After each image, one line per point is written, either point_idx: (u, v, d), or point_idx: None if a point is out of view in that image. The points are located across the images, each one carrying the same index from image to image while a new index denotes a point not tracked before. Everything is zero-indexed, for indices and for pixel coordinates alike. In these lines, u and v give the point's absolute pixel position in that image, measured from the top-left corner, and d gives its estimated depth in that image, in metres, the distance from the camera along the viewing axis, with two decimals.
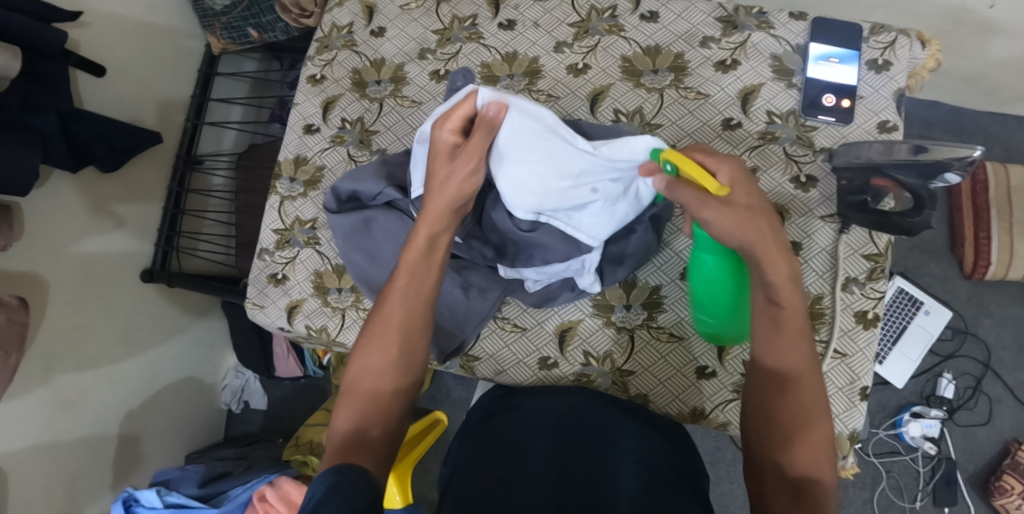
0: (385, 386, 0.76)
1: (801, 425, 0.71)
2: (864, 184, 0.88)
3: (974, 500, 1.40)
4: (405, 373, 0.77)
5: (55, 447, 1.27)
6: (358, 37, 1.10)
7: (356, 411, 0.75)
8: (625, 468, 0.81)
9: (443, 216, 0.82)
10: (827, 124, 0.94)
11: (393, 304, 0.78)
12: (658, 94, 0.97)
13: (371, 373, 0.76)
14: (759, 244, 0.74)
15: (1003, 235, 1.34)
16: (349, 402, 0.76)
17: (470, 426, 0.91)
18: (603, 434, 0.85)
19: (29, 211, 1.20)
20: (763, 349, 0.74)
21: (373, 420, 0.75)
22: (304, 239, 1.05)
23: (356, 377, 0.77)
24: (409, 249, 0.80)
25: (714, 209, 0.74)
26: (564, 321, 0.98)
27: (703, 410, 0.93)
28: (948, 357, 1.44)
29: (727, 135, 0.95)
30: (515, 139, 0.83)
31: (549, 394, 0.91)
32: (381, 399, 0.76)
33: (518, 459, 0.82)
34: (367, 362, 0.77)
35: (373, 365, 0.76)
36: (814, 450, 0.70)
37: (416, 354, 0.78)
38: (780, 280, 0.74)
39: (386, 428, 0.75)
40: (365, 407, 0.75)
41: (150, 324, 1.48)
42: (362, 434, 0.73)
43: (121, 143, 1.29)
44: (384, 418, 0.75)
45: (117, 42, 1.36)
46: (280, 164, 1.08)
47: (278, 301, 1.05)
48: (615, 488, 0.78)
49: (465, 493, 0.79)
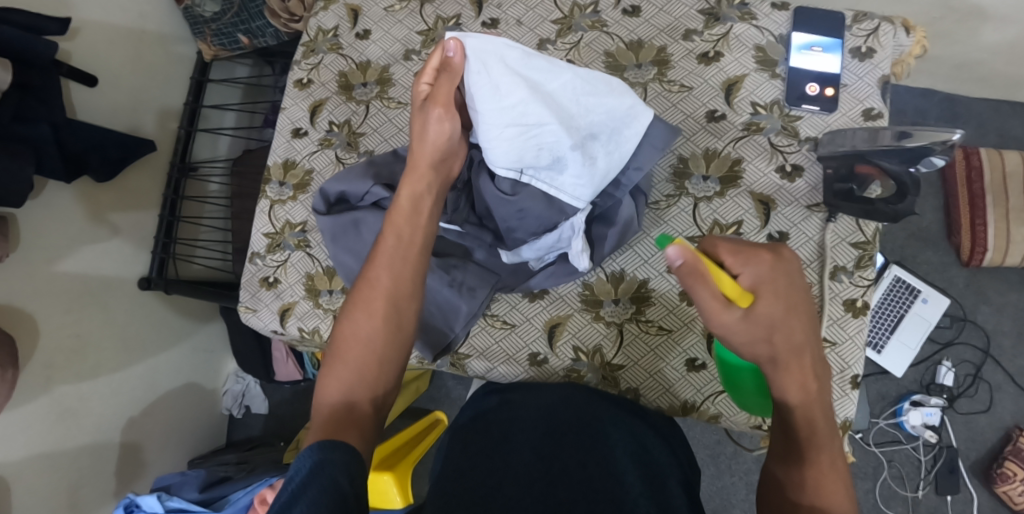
0: (375, 353, 0.77)
1: (808, 437, 0.73)
2: (849, 172, 0.88)
3: (977, 488, 1.39)
4: (393, 338, 0.78)
5: (57, 455, 1.28)
6: (344, 40, 1.11)
7: (345, 381, 0.76)
8: (619, 455, 0.81)
9: (425, 174, 0.84)
10: (812, 113, 0.94)
11: (381, 271, 0.80)
12: (641, 88, 0.98)
13: (358, 339, 0.77)
14: (776, 354, 0.73)
15: (1000, 221, 1.33)
16: (338, 370, 0.76)
17: (462, 420, 0.92)
18: (592, 422, 0.85)
19: (25, 223, 1.21)
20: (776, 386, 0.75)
21: (361, 388, 0.76)
22: (295, 242, 1.06)
23: (344, 343, 0.77)
24: (395, 214, 0.83)
25: (735, 318, 0.72)
26: (552, 316, 0.98)
27: (693, 403, 0.92)
28: (947, 345, 1.43)
29: (711, 127, 0.95)
30: (482, 83, 0.83)
31: (539, 388, 0.92)
32: (370, 366, 0.76)
33: (507, 451, 0.83)
34: (355, 329, 0.78)
35: (362, 331, 0.77)
36: (830, 474, 0.72)
37: (405, 322, 0.79)
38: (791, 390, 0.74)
39: (373, 398, 0.75)
40: (352, 376, 0.76)
41: (149, 331, 1.49)
42: (351, 405, 0.74)
43: (114, 153, 1.31)
44: (372, 387, 0.76)
45: (108, 52, 1.37)
46: (269, 169, 1.09)
47: (270, 304, 1.05)
48: (616, 476, 0.78)
49: (457, 489, 0.79)
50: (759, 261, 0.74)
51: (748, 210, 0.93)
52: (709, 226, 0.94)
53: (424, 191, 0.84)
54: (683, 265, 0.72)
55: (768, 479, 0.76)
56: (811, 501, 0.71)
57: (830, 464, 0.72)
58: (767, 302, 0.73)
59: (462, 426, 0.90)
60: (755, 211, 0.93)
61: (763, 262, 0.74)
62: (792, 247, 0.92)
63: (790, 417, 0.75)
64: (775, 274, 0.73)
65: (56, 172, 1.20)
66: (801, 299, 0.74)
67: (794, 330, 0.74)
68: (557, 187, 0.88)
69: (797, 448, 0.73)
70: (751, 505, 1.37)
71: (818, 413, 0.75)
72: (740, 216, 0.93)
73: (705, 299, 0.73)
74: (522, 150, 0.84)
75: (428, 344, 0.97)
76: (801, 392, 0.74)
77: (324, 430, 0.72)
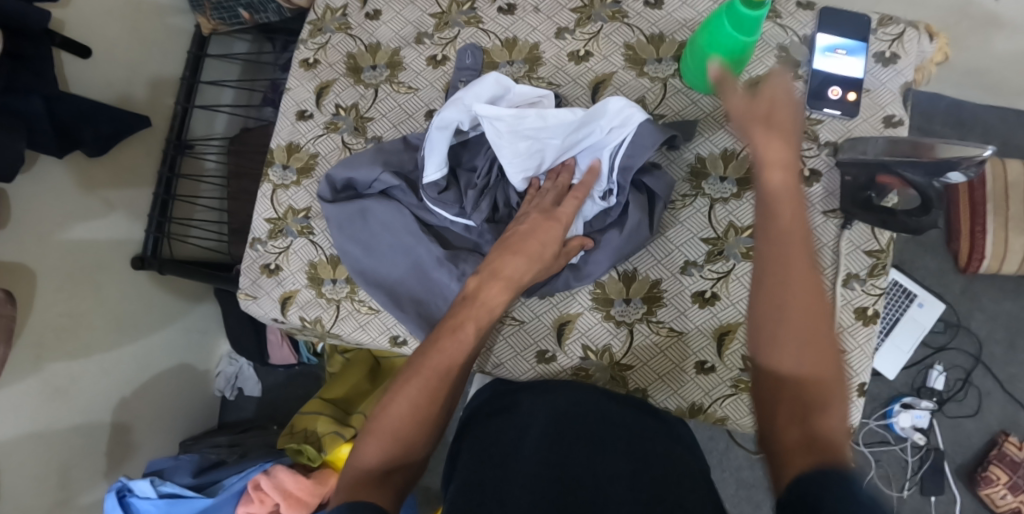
0: (414, 427, 0.75)
1: (814, 386, 0.65)
2: (868, 181, 0.87)
3: (961, 490, 1.43)
4: (434, 420, 0.77)
5: (46, 435, 1.26)
6: (353, 20, 1.06)
7: (383, 448, 0.74)
8: (626, 461, 0.78)
9: (510, 280, 0.84)
10: (833, 117, 0.92)
11: (451, 358, 0.78)
12: (661, 83, 0.94)
13: (403, 415, 0.75)
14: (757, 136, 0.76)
15: (1000, 230, 1.33)
16: (377, 438, 0.74)
17: (470, 423, 0.90)
18: (602, 430, 0.83)
19: (14, 198, 1.18)
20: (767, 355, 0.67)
21: (397, 456, 0.74)
22: (298, 229, 1.02)
23: (386, 418, 0.75)
24: (474, 305, 0.82)
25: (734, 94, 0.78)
26: (563, 314, 0.95)
27: (701, 405, 0.91)
28: (940, 350, 1.44)
29: (730, 127, 0.93)
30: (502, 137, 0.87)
31: (547, 392, 0.89)
32: (405, 440, 0.75)
33: (513, 454, 0.80)
34: (398, 409, 0.76)
35: (407, 411, 0.75)
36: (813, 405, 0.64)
37: (447, 407, 0.78)
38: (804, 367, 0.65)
39: (406, 472, 0.74)
40: (389, 446, 0.74)
41: (142, 310, 1.46)
42: (386, 474, 0.73)
43: (108, 128, 1.29)
44: (407, 460, 0.75)
45: (103, 22, 1.34)
46: (272, 151, 1.04)
47: (271, 292, 1.02)
48: (618, 481, 0.75)
49: (469, 494, 0.76)
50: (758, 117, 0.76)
51: None
52: (724, 228, 0.92)
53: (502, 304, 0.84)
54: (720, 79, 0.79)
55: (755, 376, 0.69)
56: (783, 410, 0.65)
57: (799, 347, 0.66)
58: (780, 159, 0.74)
59: (466, 436, 0.86)
60: None
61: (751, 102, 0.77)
62: None
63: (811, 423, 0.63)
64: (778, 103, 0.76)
65: (49, 147, 1.19)
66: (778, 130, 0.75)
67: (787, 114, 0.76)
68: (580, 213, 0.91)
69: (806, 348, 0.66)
70: (742, 500, 1.40)
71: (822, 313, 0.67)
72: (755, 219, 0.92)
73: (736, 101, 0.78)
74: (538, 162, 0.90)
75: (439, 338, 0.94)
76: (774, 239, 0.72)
77: (350, 491, 0.70)
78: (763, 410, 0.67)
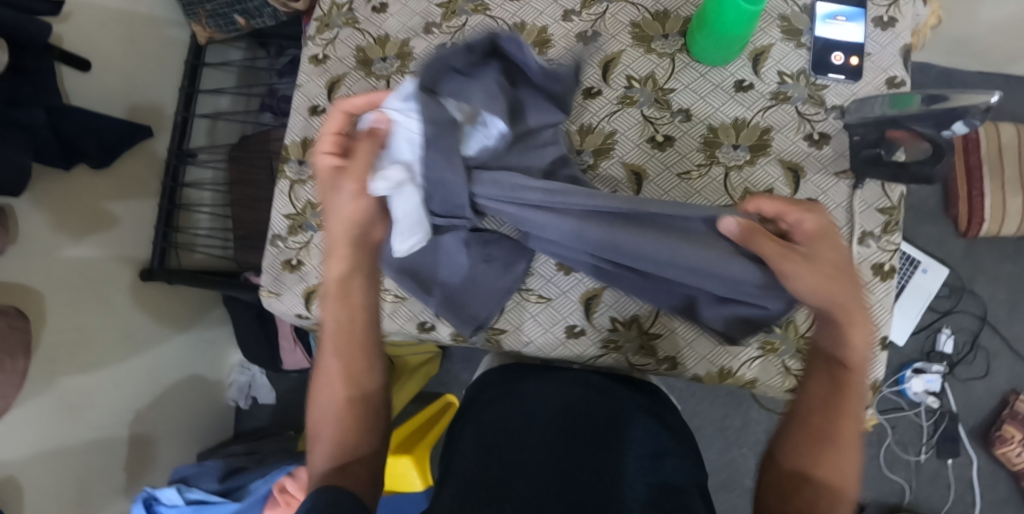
0: (345, 426, 0.84)
1: (813, 442, 0.80)
2: (878, 137, 0.89)
3: (976, 450, 1.48)
4: (365, 413, 0.85)
5: (63, 452, 1.26)
6: (359, 14, 1.07)
7: (330, 451, 0.82)
8: (631, 462, 0.82)
9: (347, 253, 0.83)
10: (837, 82, 0.95)
11: (333, 355, 0.85)
12: (669, 59, 0.96)
13: (330, 418, 0.84)
14: (838, 308, 0.77)
15: (997, 192, 1.37)
16: (321, 446, 0.83)
17: (476, 403, 0.92)
18: (609, 428, 0.85)
19: (21, 212, 1.18)
20: (784, 453, 0.82)
21: (346, 456, 0.82)
22: (317, 223, 1.02)
23: (319, 425, 0.84)
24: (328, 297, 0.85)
25: (794, 263, 0.75)
26: (589, 288, 0.95)
27: (730, 369, 0.93)
28: (946, 314, 1.48)
29: (739, 97, 0.95)
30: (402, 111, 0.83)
31: (552, 383, 0.90)
32: (345, 438, 0.83)
33: (518, 453, 0.83)
34: (326, 416, 0.84)
35: (332, 415, 0.84)
36: (829, 488, 0.78)
37: (369, 397, 0.86)
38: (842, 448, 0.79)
39: (362, 464, 0.83)
40: (332, 447, 0.83)
41: (151, 322, 1.45)
42: (341, 471, 0.81)
43: (110, 138, 1.31)
44: (357, 455, 0.83)
45: (98, 34, 1.33)
46: (286, 148, 1.04)
47: (294, 288, 1.02)
48: (621, 477, 0.80)
49: (480, 489, 0.79)
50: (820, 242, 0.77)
51: (778, 179, 0.93)
52: (741, 195, 0.93)
53: (344, 267, 0.83)
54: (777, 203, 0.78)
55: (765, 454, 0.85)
56: (787, 470, 0.81)
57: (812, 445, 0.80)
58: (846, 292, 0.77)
59: (473, 419, 0.89)
60: (785, 179, 0.93)
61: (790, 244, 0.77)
62: None
63: (812, 477, 0.79)
64: (830, 240, 0.77)
65: (54, 160, 1.20)
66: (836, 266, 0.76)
67: (847, 288, 0.76)
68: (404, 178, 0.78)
69: (815, 443, 0.80)
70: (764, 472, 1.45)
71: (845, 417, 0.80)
72: (771, 183, 0.93)
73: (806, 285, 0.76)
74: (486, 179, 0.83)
75: (465, 317, 0.96)
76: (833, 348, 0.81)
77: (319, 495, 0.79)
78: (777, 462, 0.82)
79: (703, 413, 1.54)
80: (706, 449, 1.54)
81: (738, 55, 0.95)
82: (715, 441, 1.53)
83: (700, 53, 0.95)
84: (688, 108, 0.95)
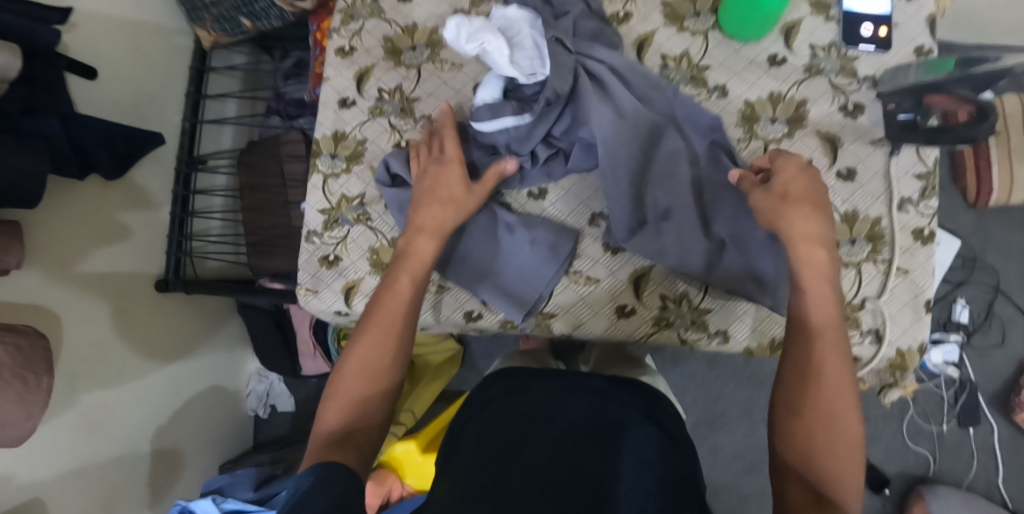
0: (369, 392, 0.83)
1: (825, 425, 0.76)
2: (914, 104, 0.90)
3: (996, 417, 1.50)
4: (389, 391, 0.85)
5: (89, 470, 1.22)
6: (385, 5, 1.06)
7: (345, 410, 0.82)
8: (632, 465, 0.80)
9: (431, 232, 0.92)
10: (868, 53, 0.96)
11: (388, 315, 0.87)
12: (702, 36, 0.98)
13: (358, 376, 0.84)
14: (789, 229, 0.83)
15: (1004, 162, 1.41)
16: (337, 402, 0.82)
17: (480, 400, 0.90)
18: (613, 432, 0.83)
19: (34, 224, 1.14)
20: (781, 441, 0.78)
21: (358, 422, 0.81)
22: (354, 217, 1.02)
23: (341, 379, 0.83)
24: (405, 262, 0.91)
25: (758, 194, 0.85)
26: (637, 267, 0.97)
27: (781, 340, 0.94)
28: (960, 284, 1.51)
29: (773, 71, 0.97)
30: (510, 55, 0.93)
31: (565, 383, 0.89)
32: (365, 404, 0.83)
33: (524, 448, 0.82)
34: (350, 373, 0.84)
35: (358, 376, 0.84)
36: (836, 439, 0.75)
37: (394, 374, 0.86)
38: (852, 434, 0.75)
39: (368, 436, 0.81)
40: (349, 406, 0.82)
41: (169, 333, 1.41)
42: (347, 434, 0.80)
43: (123, 147, 1.26)
44: (368, 427, 0.82)
45: (106, 42, 1.29)
46: (318, 142, 1.03)
47: (333, 284, 1.01)
48: (615, 486, 0.77)
49: (482, 485, 0.79)
50: (792, 207, 0.82)
51: (815, 150, 0.95)
52: None
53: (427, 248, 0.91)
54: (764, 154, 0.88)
55: (771, 403, 0.81)
56: (784, 458, 0.77)
57: (818, 423, 0.76)
58: (810, 271, 0.81)
59: (477, 415, 0.87)
60: (823, 149, 0.95)
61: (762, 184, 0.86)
62: (860, 181, 0.94)
63: (807, 468, 0.75)
64: (806, 184, 0.84)
65: (70, 169, 1.16)
66: (807, 234, 0.82)
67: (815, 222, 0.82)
68: (517, 35, 0.91)
69: (805, 375, 0.78)
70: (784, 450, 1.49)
71: (825, 349, 0.78)
72: (809, 156, 0.95)
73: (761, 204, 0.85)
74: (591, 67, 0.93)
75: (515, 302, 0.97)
76: (824, 315, 0.80)
77: (320, 452, 0.77)
78: (777, 451, 0.78)
79: (727, 396, 1.54)
80: (732, 433, 1.53)
81: (770, 31, 0.97)
82: (740, 423, 1.53)
83: (734, 30, 0.96)
84: (723, 84, 0.97)
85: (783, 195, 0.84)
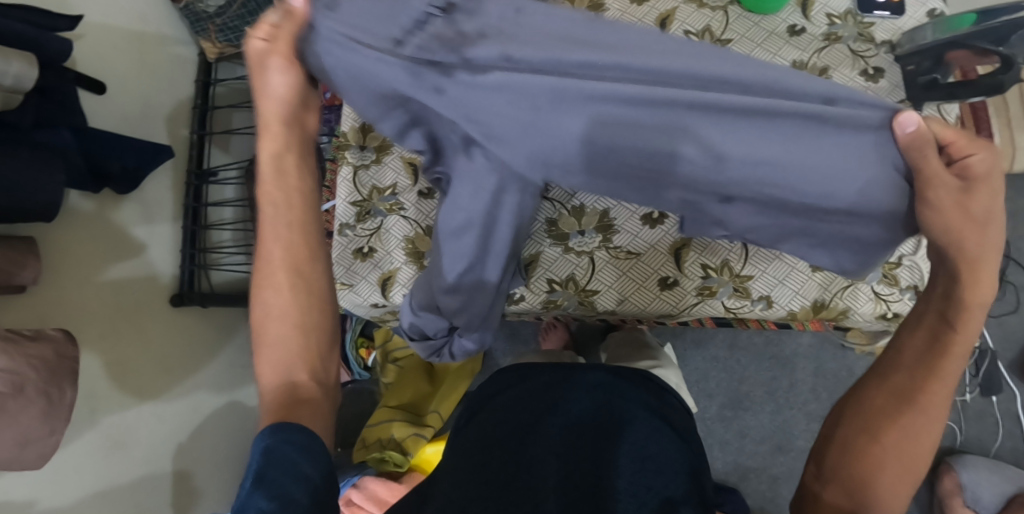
0: (296, 323, 0.77)
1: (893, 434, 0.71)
2: (932, 64, 0.92)
3: (1018, 384, 1.49)
4: (314, 315, 0.78)
5: (112, 492, 1.18)
6: None
7: (283, 360, 0.75)
8: (625, 458, 0.77)
9: (279, 133, 0.77)
10: (883, 18, 1.00)
11: (273, 244, 0.78)
12: (722, 11, 1.02)
13: (274, 312, 0.77)
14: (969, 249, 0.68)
15: None
16: (269, 352, 0.76)
17: (487, 392, 0.90)
18: (612, 423, 0.81)
19: (48, 241, 1.12)
20: (838, 460, 0.73)
21: (299, 363, 0.76)
22: (386, 208, 1.13)
23: (264, 324, 0.77)
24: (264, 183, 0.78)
25: (941, 191, 0.66)
26: (677, 239, 1.03)
27: (823, 301, 1.00)
28: None
29: (794, 40, 1.00)
30: None
31: (568, 380, 0.86)
32: (297, 338, 0.76)
33: (525, 456, 0.78)
34: (271, 312, 0.77)
35: (277, 311, 0.77)
36: (904, 469, 0.70)
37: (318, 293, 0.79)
38: (918, 442, 0.70)
39: (312, 374, 0.76)
40: (283, 352, 0.76)
41: (185, 350, 1.38)
42: (294, 387, 0.74)
43: (133, 161, 1.21)
44: (309, 360, 0.76)
45: (112, 56, 1.28)
46: (347, 135, 1.15)
47: (368, 276, 1.13)
48: (611, 480, 0.75)
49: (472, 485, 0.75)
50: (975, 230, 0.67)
51: None
52: None
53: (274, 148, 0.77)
54: (916, 135, 0.65)
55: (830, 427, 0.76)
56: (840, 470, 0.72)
57: (898, 448, 0.70)
58: (974, 316, 0.70)
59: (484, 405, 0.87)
60: None
61: (961, 181, 0.67)
62: None
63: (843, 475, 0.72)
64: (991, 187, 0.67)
65: (84, 183, 1.13)
66: (993, 247, 0.69)
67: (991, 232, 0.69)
68: None
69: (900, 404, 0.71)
70: (814, 432, 1.48)
71: (938, 387, 0.70)
72: None
73: (946, 206, 0.67)
74: (524, 27, 0.71)
75: (554, 272, 1.06)
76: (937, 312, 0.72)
77: (274, 414, 0.72)
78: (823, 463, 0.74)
79: (751, 378, 1.52)
80: (757, 414, 1.50)
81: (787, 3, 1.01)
82: (765, 405, 1.50)
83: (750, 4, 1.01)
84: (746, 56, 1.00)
85: (987, 215, 0.67)
